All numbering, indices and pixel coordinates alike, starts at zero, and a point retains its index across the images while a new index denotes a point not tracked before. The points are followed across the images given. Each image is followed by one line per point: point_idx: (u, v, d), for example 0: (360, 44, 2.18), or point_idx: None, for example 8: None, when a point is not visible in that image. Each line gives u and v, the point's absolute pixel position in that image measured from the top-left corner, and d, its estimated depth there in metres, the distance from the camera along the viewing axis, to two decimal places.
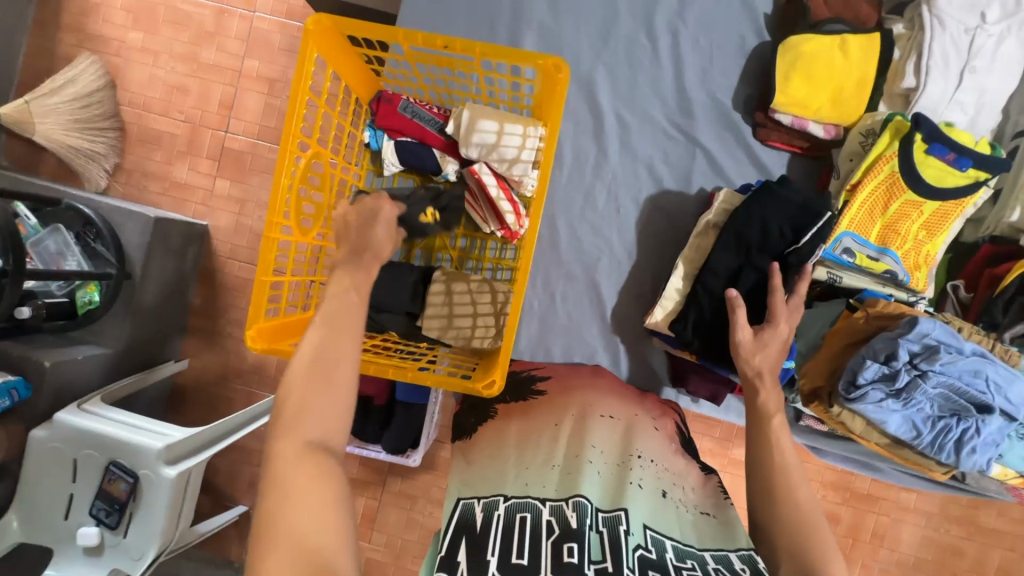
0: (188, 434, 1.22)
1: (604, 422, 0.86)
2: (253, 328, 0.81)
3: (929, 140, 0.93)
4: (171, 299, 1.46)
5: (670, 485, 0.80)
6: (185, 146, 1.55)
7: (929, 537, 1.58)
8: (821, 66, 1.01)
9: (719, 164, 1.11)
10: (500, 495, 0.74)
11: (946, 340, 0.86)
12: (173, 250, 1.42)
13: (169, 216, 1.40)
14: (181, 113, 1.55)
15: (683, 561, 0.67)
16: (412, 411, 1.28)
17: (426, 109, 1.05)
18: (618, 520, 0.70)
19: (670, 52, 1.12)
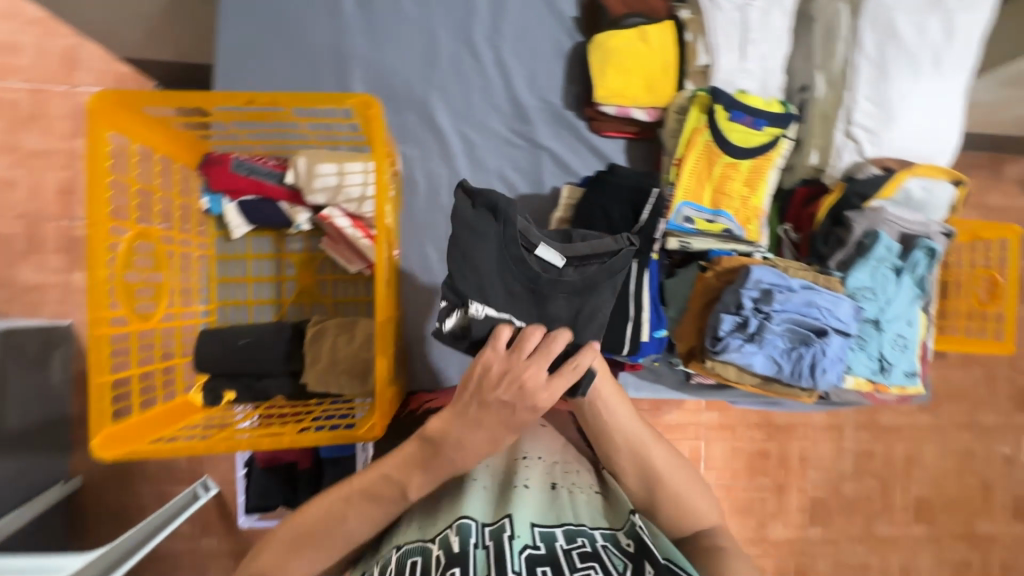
0: None
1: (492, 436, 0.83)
2: (98, 436, 0.75)
3: (728, 108, 1.04)
4: (48, 414, 1.31)
5: (560, 477, 0.76)
6: (25, 245, 1.39)
7: (844, 448, 1.76)
8: (628, 58, 1.10)
9: (564, 161, 1.18)
10: (391, 548, 0.68)
11: (776, 282, 0.97)
12: (34, 361, 1.26)
13: (19, 325, 1.24)
14: (12, 209, 1.39)
15: (574, 541, 0.65)
16: (341, 464, 1.21)
17: (262, 164, 1.02)
18: (503, 528, 0.66)
19: (495, 66, 1.17)
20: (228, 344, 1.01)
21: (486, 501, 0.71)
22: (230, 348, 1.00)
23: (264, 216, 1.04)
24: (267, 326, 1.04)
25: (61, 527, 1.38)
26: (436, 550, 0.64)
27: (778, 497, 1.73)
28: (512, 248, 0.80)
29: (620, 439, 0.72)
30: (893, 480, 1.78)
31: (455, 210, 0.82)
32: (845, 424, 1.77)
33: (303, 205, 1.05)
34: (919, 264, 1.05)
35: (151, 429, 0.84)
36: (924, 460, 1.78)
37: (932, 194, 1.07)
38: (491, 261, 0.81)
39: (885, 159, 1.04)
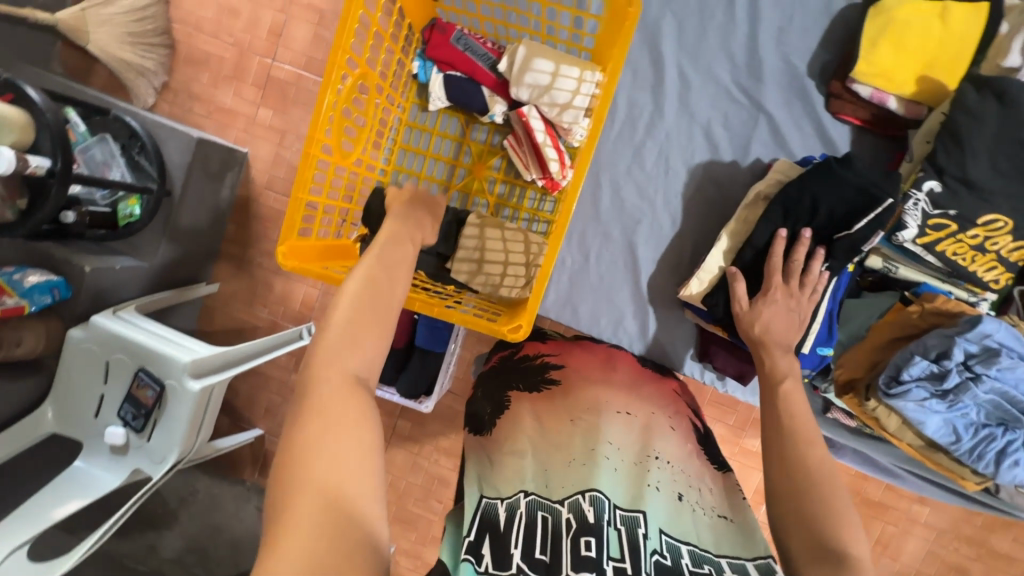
0: (214, 351, 1.17)
1: (614, 415, 0.77)
2: (284, 244, 0.82)
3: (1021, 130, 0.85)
4: (208, 220, 1.42)
5: (687, 488, 0.70)
6: (231, 71, 1.45)
7: (933, 552, 1.38)
8: (914, 33, 0.92)
9: (781, 134, 1.05)
10: (520, 491, 0.67)
11: (1008, 343, 0.81)
12: (212, 174, 1.36)
13: (211, 138, 1.33)
14: (230, 35, 1.44)
15: (700, 567, 0.60)
16: (429, 359, 1.26)
17: (480, 43, 1.01)
18: (636, 521, 0.62)
19: (746, 7, 1.03)
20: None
21: (620, 483, 0.68)
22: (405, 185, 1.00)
23: (463, 96, 1.04)
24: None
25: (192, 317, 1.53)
26: (568, 514, 0.62)
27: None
28: (1013, 131, 0.85)
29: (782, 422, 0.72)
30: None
31: (957, 96, 0.88)
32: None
33: (504, 97, 1.03)
34: None
35: (320, 257, 0.90)
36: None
37: None
38: (987, 139, 0.86)
39: None
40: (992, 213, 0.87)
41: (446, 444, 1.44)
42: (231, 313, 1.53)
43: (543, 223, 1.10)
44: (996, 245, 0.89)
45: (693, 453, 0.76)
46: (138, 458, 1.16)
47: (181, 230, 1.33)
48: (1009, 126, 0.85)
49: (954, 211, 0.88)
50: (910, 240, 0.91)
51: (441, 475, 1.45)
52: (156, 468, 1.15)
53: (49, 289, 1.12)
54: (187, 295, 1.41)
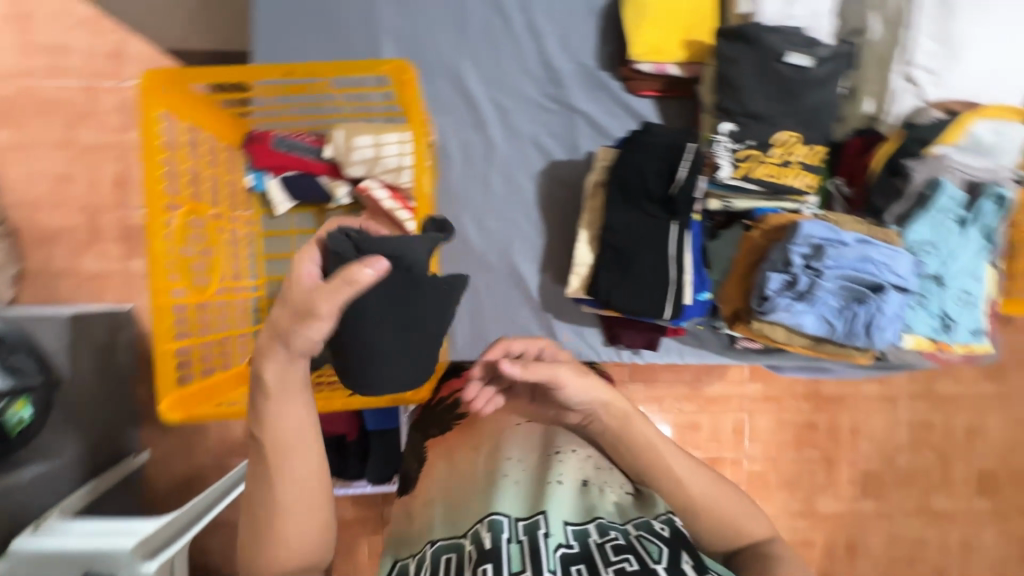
0: (161, 522, 1.07)
1: (519, 429, 0.80)
2: (165, 399, 0.80)
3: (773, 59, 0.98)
4: (117, 396, 1.34)
5: (593, 472, 0.75)
6: (86, 235, 1.41)
7: (899, 419, 1.65)
8: (662, 11, 1.07)
9: (599, 124, 1.15)
10: (427, 542, 0.69)
11: (828, 236, 0.92)
12: (102, 345, 1.29)
13: (88, 309, 1.27)
14: (74, 202, 1.40)
15: (606, 534, 0.65)
16: (388, 437, 1.23)
17: (301, 139, 1.05)
18: (537, 525, 0.65)
19: (526, 30, 1.14)
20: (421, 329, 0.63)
21: (521, 496, 0.70)
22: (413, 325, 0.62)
23: (305, 191, 1.07)
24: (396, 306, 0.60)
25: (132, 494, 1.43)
26: (469, 546, 0.64)
27: (827, 471, 1.64)
28: (764, 62, 0.98)
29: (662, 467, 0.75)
30: (953, 453, 1.67)
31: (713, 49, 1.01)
32: (901, 395, 1.65)
33: (342, 179, 1.08)
34: (987, 215, 0.98)
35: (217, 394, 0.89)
36: (986, 432, 1.67)
37: (1005, 136, 0.96)
38: (750, 75, 0.99)
39: (949, 102, 0.97)
40: (781, 131, 1.00)
41: None
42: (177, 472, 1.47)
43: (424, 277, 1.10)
44: (795, 156, 1.02)
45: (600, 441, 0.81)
46: None
47: (87, 412, 1.24)
48: (762, 60, 0.98)
49: (752, 141, 1.01)
50: (729, 176, 1.02)
51: None
52: None
53: None
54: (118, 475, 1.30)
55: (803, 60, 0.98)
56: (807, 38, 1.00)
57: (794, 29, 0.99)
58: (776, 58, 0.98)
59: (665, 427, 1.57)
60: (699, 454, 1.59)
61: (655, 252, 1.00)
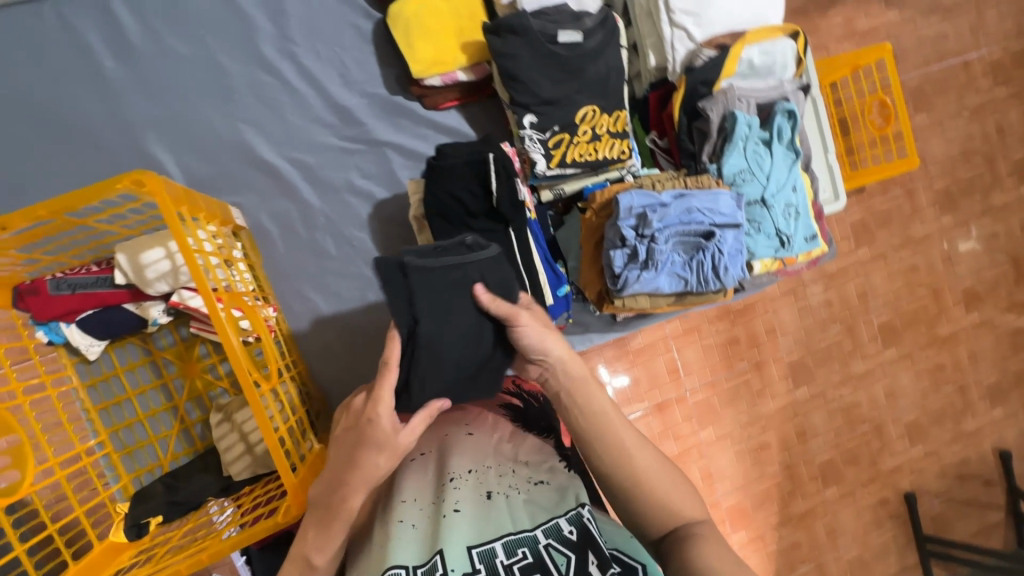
0: None
1: (413, 466, 0.74)
2: None
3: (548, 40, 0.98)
4: None
5: (496, 482, 0.70)
6: None
7: (803, 306, 1.73)
8: (429, 21, 1.01)
9: (410, 150, 1.10)
10: None
11: (646, 202, 0.93)
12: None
13: None
14: None
15: (514, 554, 0.61)
16: None
17: (82, 274, 0.91)
18: (434, 568, 0.59)
19: (300, 78, 1.06)
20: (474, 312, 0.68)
21: (419, 540, 0.63)
22: (463, 310, 0.67)
23: (115, 325, 0.95)
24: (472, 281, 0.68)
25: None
26: None
27: (759, 375, 1.69)
28: (541, 47, 0.97)
29: (611, 440, 0.69)
30: (856, 319, 1.78)
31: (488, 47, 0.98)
32: (797, 285, 1.73)
33: (151, 298, 0.95)
34: (784, 129, 1.03)
35: None
36: (875, 288, 1.79)
37: (773, 54, 1.03)
38: (532, 63, 0.97)
39: (717, 37, 1.00)
40: (581, 107, 1.00)
41: None
42: None
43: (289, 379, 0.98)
44: (602, 127, 1.01)
45: (494, 446, 0.77)
46: None
47: None
48: (537, 46, 0.97)
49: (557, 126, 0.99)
50: (547, 167, 1.01)
51: None
52: None
53: None
54: None
55: (575, 36, 0.98)
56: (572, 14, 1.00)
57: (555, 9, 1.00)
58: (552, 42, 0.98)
59: (620, 377, 1.55)
60: (647, 404, 1.59)
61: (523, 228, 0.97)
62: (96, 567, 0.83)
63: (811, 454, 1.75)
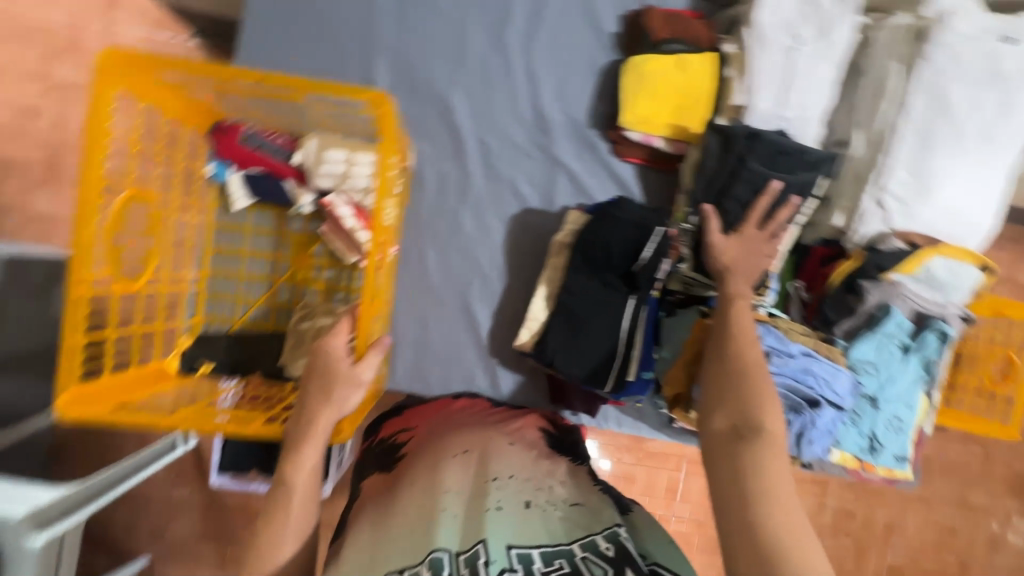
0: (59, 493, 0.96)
1: (456, 461, 0.77)
2: (63, 396, 0.75)
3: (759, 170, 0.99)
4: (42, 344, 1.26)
5: (534, 494, 0.71)
6: (42, 175, 1.41)
7: (826, 503, 1.65)
8: (660, 85, 1.06)
9: (580, 181, 1.14)
10: None
11: (776, 345, 0.92)
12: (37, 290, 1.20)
13: (30, 253, 1.19)
14: (39, 140, 1.40)
15: (551, 564, 0.60)
16: None
17: (272, 139, 1.01)
18: (476, 555, 0.60)
19: (524, 73, 1.13)
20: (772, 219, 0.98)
21: (459, 525, 0.65)
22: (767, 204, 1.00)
23: (268, 192, 1.03)
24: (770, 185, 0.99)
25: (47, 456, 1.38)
26: None
27: None
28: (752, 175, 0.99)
29: (739, 341, 0.74)
30: (870, 545, 1.66)
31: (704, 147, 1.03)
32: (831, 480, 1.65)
33: (308, 187, 1.03)
34: (929, 347, 1.01)
35: (125, 391, 0.85)
36: (906, 528, 1.67)
37: (957, 277, 1.00)
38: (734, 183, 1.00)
39: (913, 234, 0.99)
40: None
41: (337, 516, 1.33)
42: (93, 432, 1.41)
43: None
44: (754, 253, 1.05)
45: (536, 463, 0.80)
46: None
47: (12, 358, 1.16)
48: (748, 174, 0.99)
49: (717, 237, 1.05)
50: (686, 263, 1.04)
51: None
52: None
53: None
54: (22, 431, 1.20)
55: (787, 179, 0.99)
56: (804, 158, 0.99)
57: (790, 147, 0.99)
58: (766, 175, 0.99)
59: (608, 462, 1.45)
60: None
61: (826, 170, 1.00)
62: (147, 380, 0.90)
63: None
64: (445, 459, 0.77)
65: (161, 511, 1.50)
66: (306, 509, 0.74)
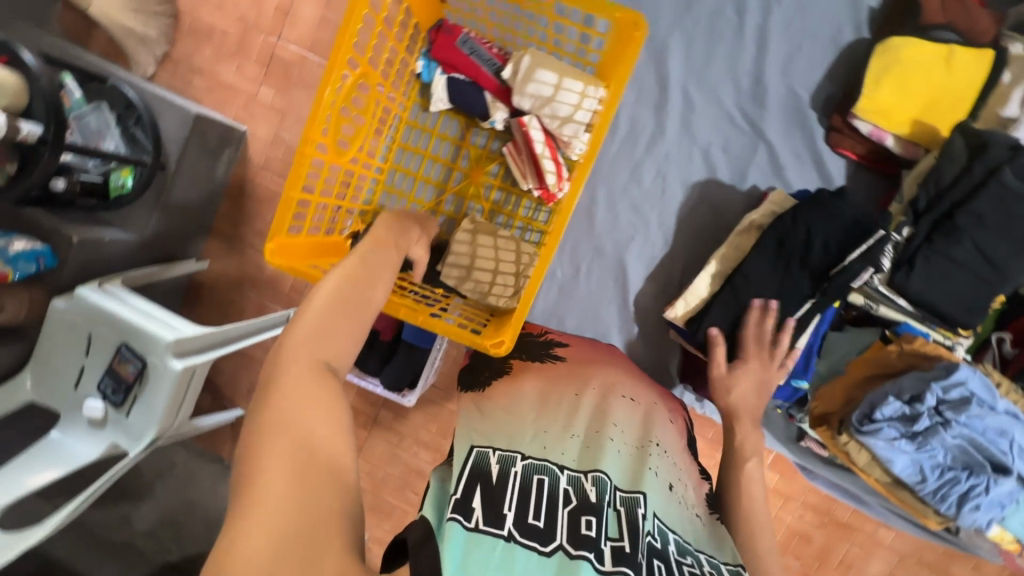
0: (199, 331, 1.10)
1: (625, 402, 0.82)
2: (271, 242, 0.81)
3: (1020, 193, 0.84)
4: (203, 196, 1.35)
5: (680, 478, 0.75)
6: (234, 47, 1.38)
7: None
8: (917, 75, 0.93)
9: (779, 164, 1.05)
10: (518, 453, 0.71)
11: (980, 393, 0.82)
12: (208, 150, 1.30)
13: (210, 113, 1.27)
14: (235, 11, 1.37)
15: (684, 556, 0.65)
16: (415, 355, 1.15)
17: (486, 48, 0.99)
18: (635, 502, 0.68)
19: (755, 32, 1.04)
20: (1020, 249, 0.86)
21: (620, 465, 0.73)
22: (1006, 233, 0.86)
23: (465, 100, 1.03)
24: (1019, 213, 0.84)
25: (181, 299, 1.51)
26: (566, 485, 0.68)
27: None
28: (1005, 199, 0.85)
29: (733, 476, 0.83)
30: None
31: (948, 149, 0.89)
32: None
33: (505, 104, 1.03)
34: None
35: (313, 254, 0.90)
36: None
37: None
38: (981, 202, 0.86)
39: None
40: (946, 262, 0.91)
41: (423, 436, 1.32)
42: (223, 294, 1.45)
43: (536, 232, 1.09)
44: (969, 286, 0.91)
45: (681, 444, 0.81)
46: (116, 433, 1.08)
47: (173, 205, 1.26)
48: (1002, 196, 0.85)
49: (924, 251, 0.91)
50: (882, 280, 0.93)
51: (422, 470, 1.31)
52: (134, 445, 1.08)
53: (34, 258, 1.06)
54: (167, 272, 1.29)
55: None
56: None
57: None
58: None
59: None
60: None
61: None
62: (324, 250, 0.93)
63: None
64: (611, 400, 0.81)
65: None
66: (320, 362, 0.57)
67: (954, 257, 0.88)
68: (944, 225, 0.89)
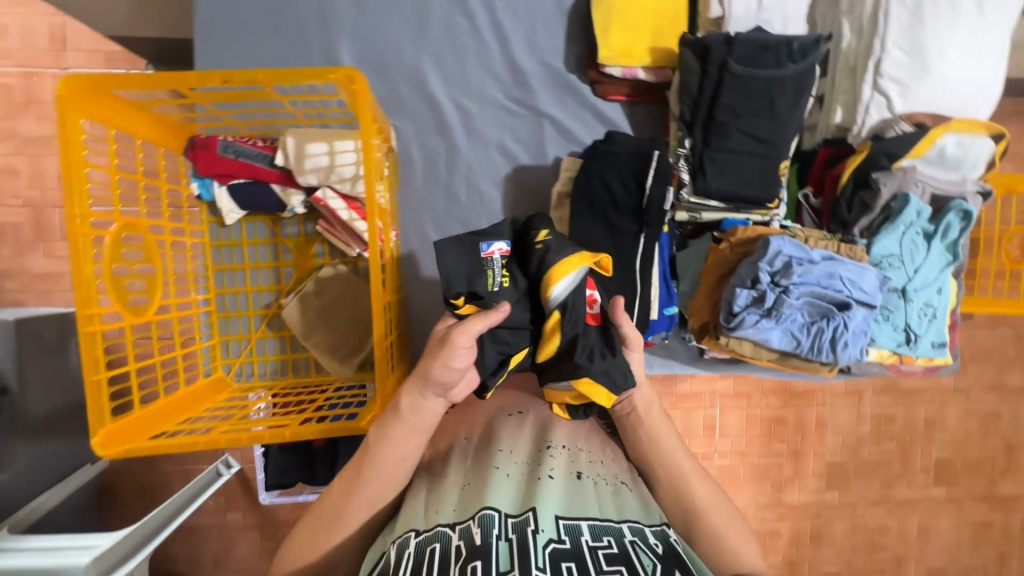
0: (117, 536, 0.93)
1: (509, 421, 0.81)
2: (97, 435, 0.73)
3: (751, 77, 0.93)
4: (71, 399, 1.22)
5: (586, 465, 0.73)
6: (32, 234, 1.34)
7: (862, 412, 1.60)
8: (631, 11, 1.02)
9: (567, 129, 1.11)
10: (409, 531, 0.63)
11: (796, 253, 0.91)
12: (51, 349, 1.18)
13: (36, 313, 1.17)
14: (18, 198, 1.34)
15: (600, 540, 0.62)
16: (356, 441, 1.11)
17: (249, 145, 0.98)
18: (527, 521, 0.61)
19: (491, 29, 1.09)
20: (775, 119, 0.95)
21: (512, 489, 0.67)
22: (756, 111, 0.95)
23: (256, 201, 1.01)
24: (759, 91, 0.94)
25: (91, 506, 1.39)
26: (458, 541, 0.59)
27: (794, 463, 1.59)
28: (746, 85, 0.94)
29: (674, 481, 0.74)
30: (914, 444, 1.62)
31: (681, 63, 0.97)
32: (864, 388, 1.60)
33: (296, 187, 1.01)
34: (952, 228, 0.99)
35: (156, 423, 0.83)
36: (947, 423, 1.62)
37: (968, 149, 0.98)
38: (728, 95, 0.95)
39: (918, 114, 0.96)
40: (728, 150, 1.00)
41: None
42: None
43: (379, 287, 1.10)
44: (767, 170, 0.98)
45: (584, 429, 0.82)
46: None
47: (39, 421, 1.14)
48: (742, 83, 0.94)
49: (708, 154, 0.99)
50: (689, 191, 1.01)
51: None
52: None
53: None
54: (69, 486, 1.22)
55: (784, 81, 0.93)
56: (789, 49, 0.94)
57: (778, 41, 0.93)
58: (760, 82, 0.93)
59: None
60: None
61: (806, 76, 0.94)
62: (180, 407, 0.88)
63: (818, 560, 1.63)
64: (498, 429, 0.78)
65: (219, 540, 1.49)
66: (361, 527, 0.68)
67: (731, 148, 0.97)
68: (713, 125, 0.97)
